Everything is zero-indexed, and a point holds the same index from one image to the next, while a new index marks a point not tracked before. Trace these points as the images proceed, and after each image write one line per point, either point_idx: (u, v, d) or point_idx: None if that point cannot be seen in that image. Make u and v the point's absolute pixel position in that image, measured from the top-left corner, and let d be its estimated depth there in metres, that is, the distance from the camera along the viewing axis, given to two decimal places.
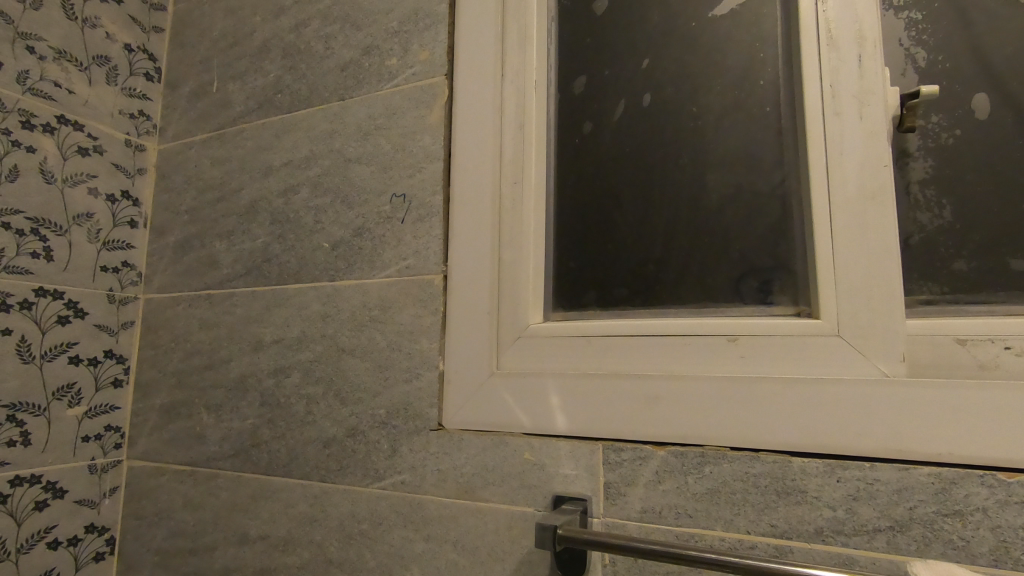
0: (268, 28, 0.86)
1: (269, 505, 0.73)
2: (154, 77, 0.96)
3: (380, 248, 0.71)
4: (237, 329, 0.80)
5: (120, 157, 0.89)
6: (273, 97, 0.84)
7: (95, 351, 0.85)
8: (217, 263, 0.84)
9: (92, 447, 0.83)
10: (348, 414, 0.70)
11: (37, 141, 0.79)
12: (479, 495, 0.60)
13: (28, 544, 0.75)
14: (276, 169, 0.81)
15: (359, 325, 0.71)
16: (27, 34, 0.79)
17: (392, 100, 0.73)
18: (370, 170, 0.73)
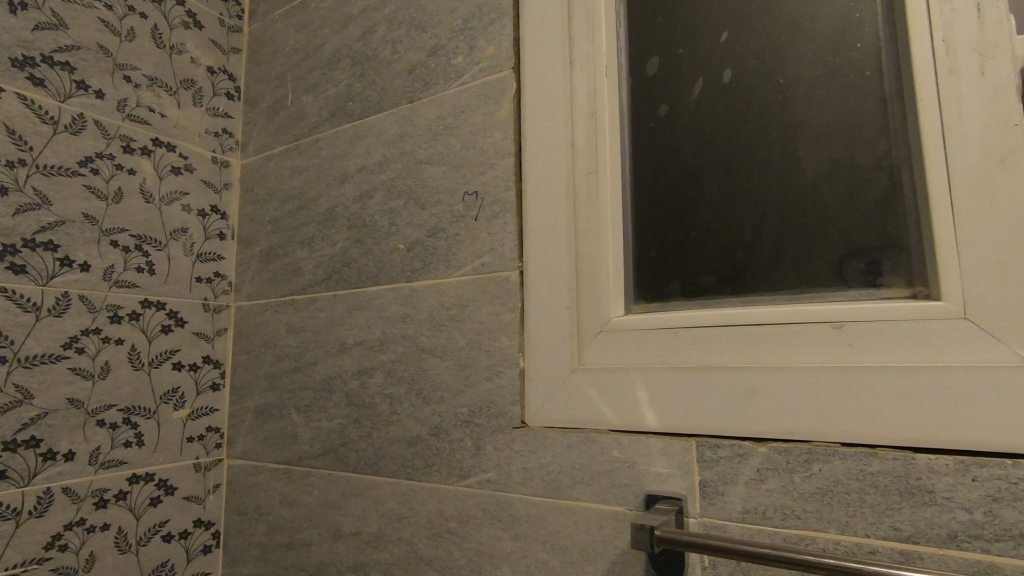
0: (337, 39, 0.89)
1: (359, 502, 0.75)
2: (234, 96, 1.01)
3: (455, 247, 0.71)
4: (321, 333, 0.83)
5: (208, 174, 0.95)
6: (346, 106, 0.86)
7: (195, 357, 0.90)
8: (300, 270, 0.87)
9: (197, 446, 0.89)
10: (431, 413, 0.70)
11: (137, 163, 0.85)
12: (567, 493, 0.59)
13: (147, 536, 0.82)
14: (352, 175, 0.83)
15: (438, 325, 0.71)
16: (124, 64, 0.85)
17: (461, 98, 0.73)
18: (441, 170, 0.74)
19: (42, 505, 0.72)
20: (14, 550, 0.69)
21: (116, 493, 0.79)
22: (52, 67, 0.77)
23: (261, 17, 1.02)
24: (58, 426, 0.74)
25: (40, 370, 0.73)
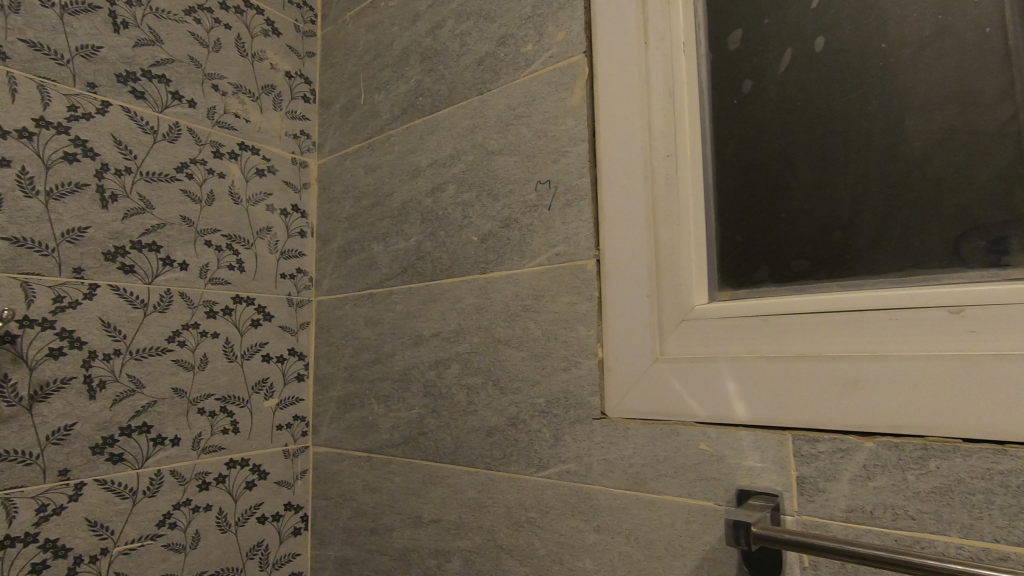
0: (406, 36, 0.90)
1: (439, 490, 0.77)
2: (310, 99, 1.05)
3: (529, 237, 0.71)
4: (398, 325, 0.85)
5: (289, 175, 0.99)
6: (416, 101, 0.87)
7: (282, 349, 0.95)
8: (377, 264, 0.90)
9: (285, 434, 0.94)
10: (508, 403, 0.71)
11: (226, 167, 0.90)
12: (651, 486, 0.58)
13: (244, 517, 0.87)
14: (423, 170, 0.85)
15: (514, 315, 0.71)
16: (212, 74, 0.90)
17: (531, 86, 0.72)
18: (513, 160, 0.73)
19: (154, 486, 0.78)
20: (132, 527, 0.75)
21: (216, 477, 0.84)
22: (151, 80, 0.82)
23: (333, 20, 1.05)
24: (165, 413, 0.80)
25: (148, 361, 0.79)
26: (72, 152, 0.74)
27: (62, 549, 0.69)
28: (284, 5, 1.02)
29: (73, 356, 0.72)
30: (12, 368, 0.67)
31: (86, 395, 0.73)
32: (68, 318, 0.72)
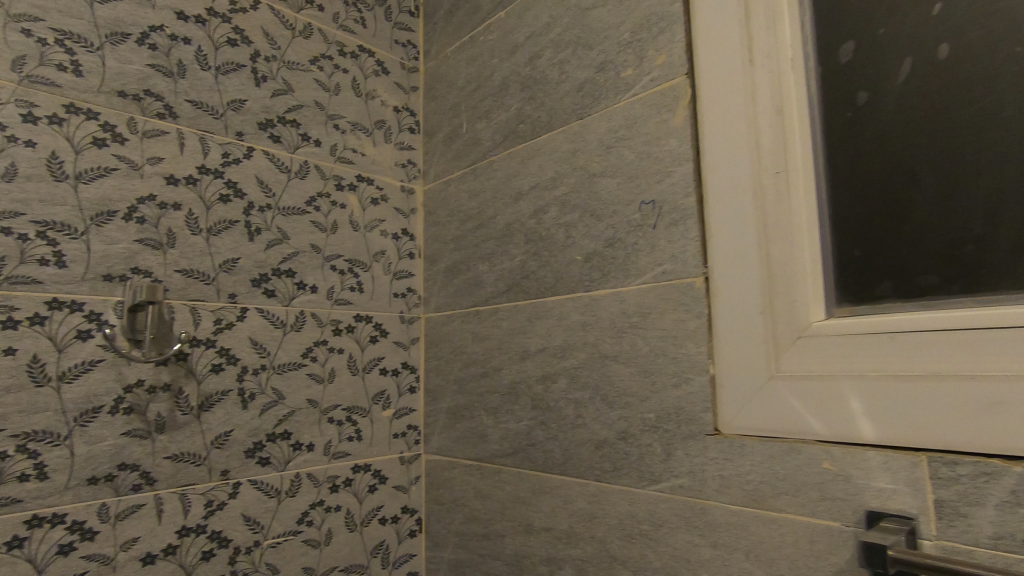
0: (506, 67, 0.95)
1: (550, 499, 0.80)
2: (415, 129, 1.12)
3: (634, 255, 0.73)
4: (505, 340, 0.90)
5: (399, 202, 1.07)
6: (517, 128, 0.92)
7: (396, 363, 1.02)
8: (482, 283, 0.95)
9: (401, 442, 1.01)
10: (617, 417, 0.73)
11: (346, 198, 0.99)
12: (771, 504, 0.58)
13: (368, 518, 0.95)
14: (526, 193, 0.89)
15: (620, 332, 0.73)
16: (334, 115, 1.00)
17: (633, 109, 0.75)
18: (616, 181, 0.76)
19: (295, 487, 0.87)
20: (278, 523, 0.84)
21: (344, 480, 0.93)
22: (285, 125, 0.93)
23: (435, 55, 1.12)
24: (302, 422, 0.89)
25: (287, 375, 0.89)
26: (227, 194, 0.85)
27: (225, 540, 0.79)
28: (391, 45, 1.11)
29: (230, 371, 0.83)
30: (185, 382, 0.78)
31: (240, 405, 0.83)
32: (225, 337, 0.82)
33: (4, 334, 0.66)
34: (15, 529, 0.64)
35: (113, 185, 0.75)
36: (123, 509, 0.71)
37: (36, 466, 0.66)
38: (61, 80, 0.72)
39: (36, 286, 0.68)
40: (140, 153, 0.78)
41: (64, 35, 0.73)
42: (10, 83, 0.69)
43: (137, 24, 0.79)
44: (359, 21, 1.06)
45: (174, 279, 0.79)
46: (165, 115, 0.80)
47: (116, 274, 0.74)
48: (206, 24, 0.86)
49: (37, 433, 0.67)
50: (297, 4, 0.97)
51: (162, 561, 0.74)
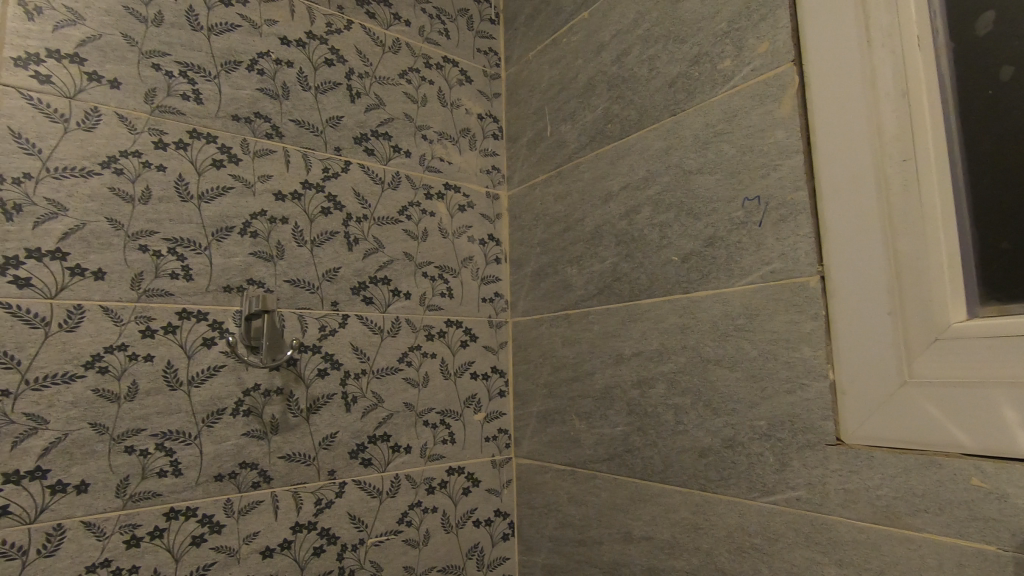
0: (591, 67, 0.94)
1: (649, 508, 0.78)
2: (499, 135, 1.13)
3: (738, 255, 0.69)
4: (597, 344, 0.89)
5: (485, 208, 1.08)
6: (605, 128, 0.90)
7: (486, 367, 1.04)
8: (572, 287, 0.94)
9: (492, 445, 1.02)
10: (723, 425, 0.70)
11: (435, 206, 1.02)
12: (907, 522, 0.53)
13: (462, 520, 0.96)
14: (616, 194, 0.87)
15: (724, 335, 0.70)
16: (422, 125, 1.02)
17: (732, 102, 0.71)
18: (715, 178, 0.73)
19: (395, 488, 0.90)
20: (380, 522, 0.88)
21: (440, 482, 0.95)
22: (378, 138, 0.97)
23: (516, 60, 1.13)
24: (400, 424, 0.92)
25: (386, 379, 0.92)
26: (328, 206, 0.89)
27: (333, 537, 0.83)
28: (473, 54, 1.13)
29: (334, 375, 0.87)
30: (296, 386, 0.83)
31: (344, 408, 0.87)
32: (329, 343, 0.87)
33: (143, 342, 0.72)
34: (156, 521, 0.70)
35: (230, 202, 0.81)
36: (245, 505, 0.76)
37: (172, 462, 0.72)
38: (185, 108, 0.79)
39: (169, 298, 0.74)
40: (253, 171, 0.83)
41: (187, 67, 0.80)
42: (143, 113, 0.76)
43: (247, 52, 0.85)
44: (443, 33, 1.08)
45: (283, 289, 0.84)
46: (272, 135, 0.86)
47: (234, 285, 0.79)
48: (306, 47, 0.91)
49: (172, 432, 0.72)
50: (386, 21, 1.01)
51: (279, 555, 0.78)
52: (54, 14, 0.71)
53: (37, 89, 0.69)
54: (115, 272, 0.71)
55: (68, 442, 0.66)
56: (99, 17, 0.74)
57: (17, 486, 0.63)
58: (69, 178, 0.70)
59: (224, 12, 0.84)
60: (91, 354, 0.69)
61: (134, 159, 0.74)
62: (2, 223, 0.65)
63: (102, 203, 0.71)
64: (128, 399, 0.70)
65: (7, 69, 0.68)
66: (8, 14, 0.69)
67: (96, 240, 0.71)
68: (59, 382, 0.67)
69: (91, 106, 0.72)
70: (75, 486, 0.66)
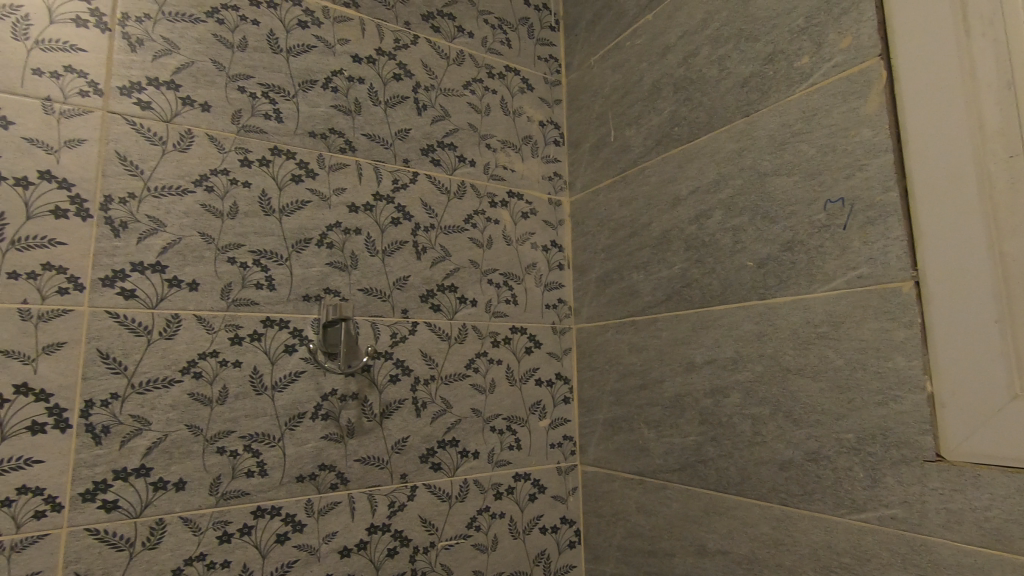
0: (656, 70, 0.93)
1: (725, 521, 0.75)
2: (560, 142, 1.14)
3: (820, 259, 0.67)
4: (666, 351, 0.87)
5: (547, 214, 1.09)
6: (672, 131, 0.89)
7: (551, 373, 1.04)
8: (638, 293, 0.93)
9: (558, 452, 1.02)
10: (805, 437, 0.67)
11: (499, 214, 1.03)
12: (1021, 547, 0.49)
13: (529, 527, 0.97)
14: (685, 199, 0.86)
15: (806, 343, 0.67)
16: (486, 135, 1.04)
17: (812, 100, 0.69)
18: (793, 180, 0.70)
19: (464, 492, 0.91)
20: (450, 526, 0.89)
21: (507, 488, 0.95)
22: (444, 149, 0.99)
23: (577, 66, 1.13)
24: (468, 430, 0.93)
25: (454, 385, 0.93)
26: (397, 217, 0.92)
27: (406, 539, 0.85)
28: (535, 62, 1.13)
29: (405, 381, 0.89)
30: (370, 391, 0.86)
31: (414, 413, 0.89)
32: (400, 350, 0.89)
33: (233, 348, 0.76)
34: (245, 518, 0.74)
35: (309, 215, 0.85)
36: (324, 505, 0.79)
37: (258, 463, 0.76)
38: (267, 127, 0.83)
39: (254, 307, 0.79)
40: (329, 185, 0.87)
41: (269, 88, 0.84)
42: (231, 134, 0.80)
43: (323, 71, 0.89)
44: (505, 42, 1.10)
45: (357, 297, 0.87)
46: (346, 150, 0.89)
47: (313, 294, 0.83)
48: (376, 63, 0.94)
49: (258, 435, 0.76)
50: (450, 34, 1.03)
51: (356, 555, 0.81)
52: (153, 45, 0.77)
53: (139, 115, 0.75)
54: (207, 283, 0.76)
55: (168, 442, 0.71)
56: (191, 46, 0.79)
57: (125, 482, 0.68)
58: (167, 196, 0.75)
59: (301, 34, 0.88)
60: (187, 360, 0.73)
61: (223, 177, 0.79)
62: (111, 239, 0.71)
63: (195, 219, 0.76)
64: (219, 403, 0.75)
65: (114, 98, 0.74)
66: (115, 47, 0.74)
67: (191, 254, 0.76)
68: (160, 386, 0.71)
69: (185, 128, 0.77)
70: (174, 483, 0.71)
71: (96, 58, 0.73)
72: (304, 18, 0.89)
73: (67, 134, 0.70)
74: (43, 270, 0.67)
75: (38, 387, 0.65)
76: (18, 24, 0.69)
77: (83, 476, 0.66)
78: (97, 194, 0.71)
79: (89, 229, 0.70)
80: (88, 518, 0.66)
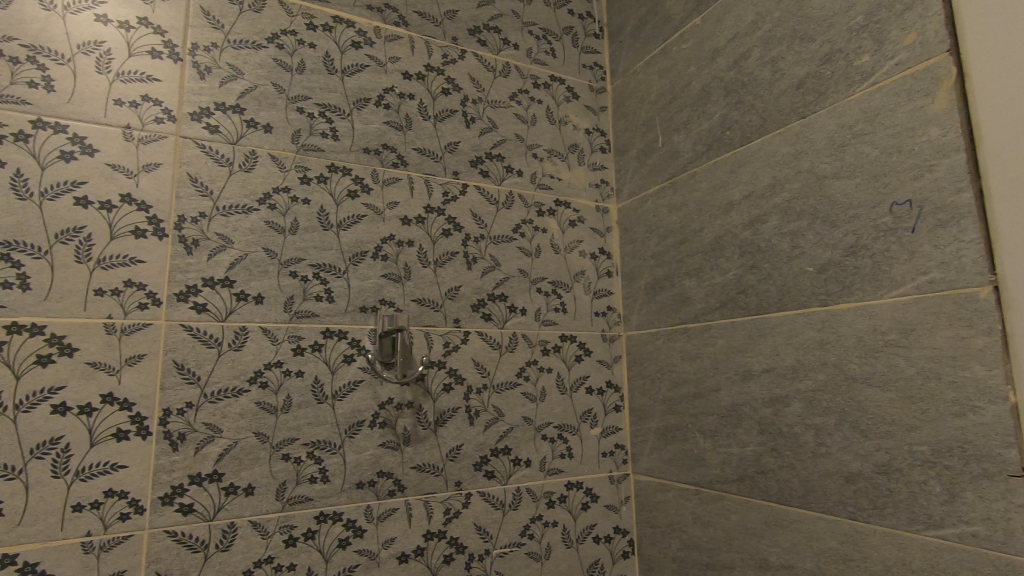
0: (706, 74, 0.92)
1: (788, 534, 0.73)
2: (606, 149, 1.13)
3: (887, 264, 0.64)
4: (721, 359, 0.85)
5: (595, 222, 1.09)
6: (723, 136, 0.87)
7: (601, 381, 1.03)
8: (691, 300, 0.92)
9: (610, 461, 1.01)
10: (874, 448, 0.64)
11: (547, 222, 1.03)
12: None
13: (582, 536, 0.96)
14: (738, 204, 0.84)
15: (872, 352, 0.65)
16: (532, 144, 1.05)
17: (874, 100, 0.66)
18: (855, 182, 0.68)
19: (516, 500, 0.92)
20: (504, 534, 0.90)
21: (559, 496, 0.95)
22: (492, 160, 1.00)
23: (623, 73, 1.13)
24: (520, 438, 0.94)
25: (505, 394, 0.94)
26: (448, 228, 0.94)
27: (461, 546, 0.86)
28: (580, 71, 1.14)
29: (458, 390, 0.90)
30: (424, 400, 0.88)
31: (467, 421, 0.90)
32: (453, 359, 0.91)
33: (296, 359, 0.80)
34: (309, 523, 0.77)
35: (364, 229, 0.87)
36: (383, 512, 0.82)
37: (320, 470, 0.79)
38: (324, 145, 0.87)
39: (315, 318, 0.82)
40: (383, 199, 0.90)
41: (325, 108, 0.88)
42: (291, 153, 0.84)
43: (375, 89, 0.92)
44: (550, 52, 1.11)
45: (411, 307, 0.89)
46: (398, 164, 0.92)
47: (369, 305, 0.86)
48: (425, 79, 0.97)
49: (320, 442, 0.79)
50: (496, 46, 1.05)
51: (414, 561, 0.82)
52: (220, 71, 0.81)
53: (209, 139, 0.79)
54: (271, 297, 0.80)
55: (238, 449, 0.74)
56: (254, 71, 0.84)
57: (199, 487, 0.72)
58: (234, 215, 0.79)
59: (354, 54, 0.91)
60: (254, 371, 0.77)
61: (284, 195, 0.83)
62: (185, 256, 0.75)
63: (260, 235, 0.80)
64: (284, 411, 0.78)
65: (186, 123, 0.78)
66: (186, 75, 0.79)
67: (256, 269, 0.79)
68: (229, 395, 0.75)
69: (249, 150, 0.81)
70: (244, 488, 0.74)
71: (169, 86, 0.78)
72: (357, 38, 0.92)
73: (144, 159, 0.75)
74: (125, 287, 0.72)
75: (122, 397, 0.70)
76: (101, 59, 0.74)
77: (163, 481, 0.70)
78: (172, 214, 0.75)
79: (165, 248, 0.75)
80: (167, 520, 0.69)
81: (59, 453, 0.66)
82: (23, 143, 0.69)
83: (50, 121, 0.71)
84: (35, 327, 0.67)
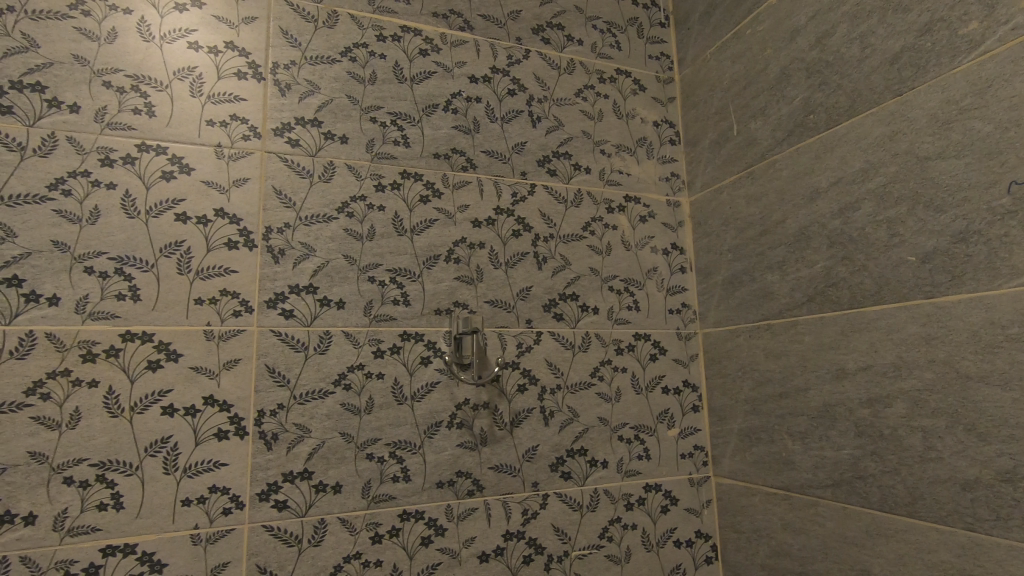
0: (785, 55, 0.87)
1: (892, 543, 0.68)
2: (676, 141, 1.10)
3: (1006, 251, 0.58)
4: (810, 357, 0.80)
5: (666, 216, 1.06)
6: (806, 120, 0.82)
7: (677, 381, 1.00)
8: (774, 295, 0.87)
9: (689, 462, 0.98)
10: (994, 453, 0.58)
11: (616, 219, 1.01)
12: None
13: (663, 540, 0.94)
14: (825, 191, 0.79)
15: (990, 347, 0.59)
16: (600, 140, 1.03)
17: (985, 70, 0.60)
18: (964, 162, 0.62)
19: (594, 502, 0.90)
20: (583, 536, 0.89)
21: (638, 498, 0.93)
22: (559, 158, 0.99)
23: (692, 61, 1.09)
24: (596, 439, 0.93)
25: (580, 394, 0.93)
26: (518, 229, 0.94)
27: (540, 547, 0.86)
28: (646, 62, 1.11)
29: (532, 391, 0.90)
30: (499, 401, 0.88)
31: (542, 422, 0.90)
32: (526, 359, 0.91)
33: (376, 362, 0.82)
34: (393, 520, 0.79)
35: (437, 233, 0.89)
36: (463, 511, 0.83)
37: (402, 469, 0.81)
38: (397, 153, 0.89)
39: (393, 322, 0.84)
40: (453, 203, 0.91)
41: (396, 116, 0.90)
42: (366, 162, 0.87)
43: (443, 94, 0.94)
44: (615, 45, 1.08)
45: (484, 309, 0.90)
46: (467, 168, 0.93)
47: (443, 308, 0.87)
48: (491, 81, 0.97)
49: (401, 442, 0.81)
50: (560, 44, 1.04)
51: (494, 560, 0.83)
52: (299, 88, 0.85)
53: (290, 152, 0.83)
54: (352, 302, 0.82)
55: (326, 448, 0.78)
56: (330, 85, 0.87)
57: (293, 485, 0.75)
58: (315, 224, 0.82)
59: (423, 62, 0.93)
60: (338, 373, 0.80)
61: (361, 203, 0.85)
62: (273, 265, 0.80)
63: (340, 243, 0.83)
64: (367, 412, 0.80)
65: (270, 139, 0.82)
66: (269, 93, 0.83)
67: (338, 275, 0.82)
68: (317, 397, 0.78)
69: (328, 161, 0.85)
70: (332, 486, 0.77)
71: (254, 105, 0.82)
72: (424, 46, 0.94)
73: (234, 175, 0.80)
74: (221, 295, 0.77)
75: (221, 399, 0.74)
76: (194, 83, 0.80)
77: (260, 478, 0.74)
78: (260, 226, 0.80)
79: (255, 258, 0.79)
80: (264, 515, 0.73)
81: (170, 451, 0.71)
82: (130, 166, 0.75)
83: (153, 144, 0.77)
84: (146, 335, 0.73)
